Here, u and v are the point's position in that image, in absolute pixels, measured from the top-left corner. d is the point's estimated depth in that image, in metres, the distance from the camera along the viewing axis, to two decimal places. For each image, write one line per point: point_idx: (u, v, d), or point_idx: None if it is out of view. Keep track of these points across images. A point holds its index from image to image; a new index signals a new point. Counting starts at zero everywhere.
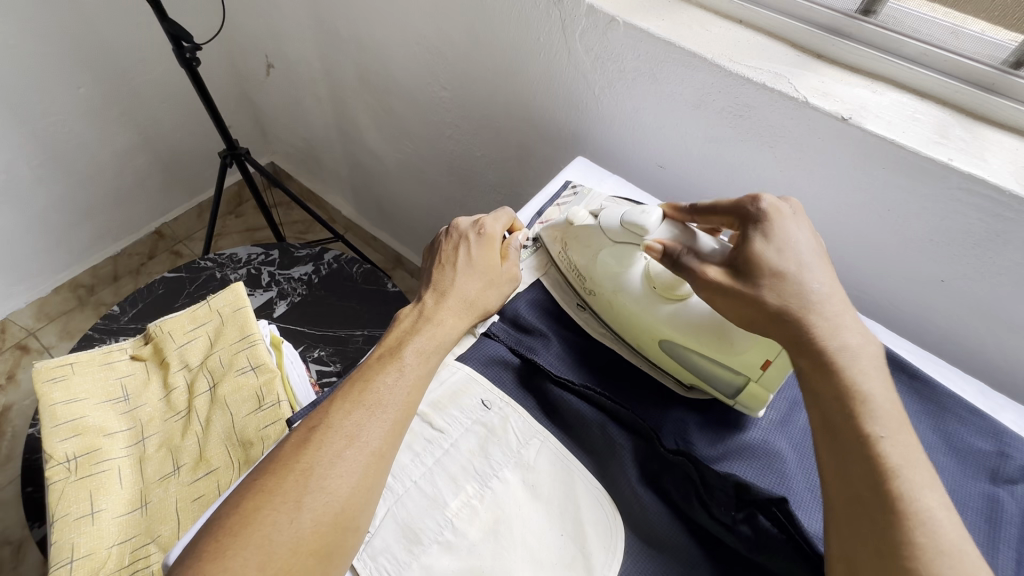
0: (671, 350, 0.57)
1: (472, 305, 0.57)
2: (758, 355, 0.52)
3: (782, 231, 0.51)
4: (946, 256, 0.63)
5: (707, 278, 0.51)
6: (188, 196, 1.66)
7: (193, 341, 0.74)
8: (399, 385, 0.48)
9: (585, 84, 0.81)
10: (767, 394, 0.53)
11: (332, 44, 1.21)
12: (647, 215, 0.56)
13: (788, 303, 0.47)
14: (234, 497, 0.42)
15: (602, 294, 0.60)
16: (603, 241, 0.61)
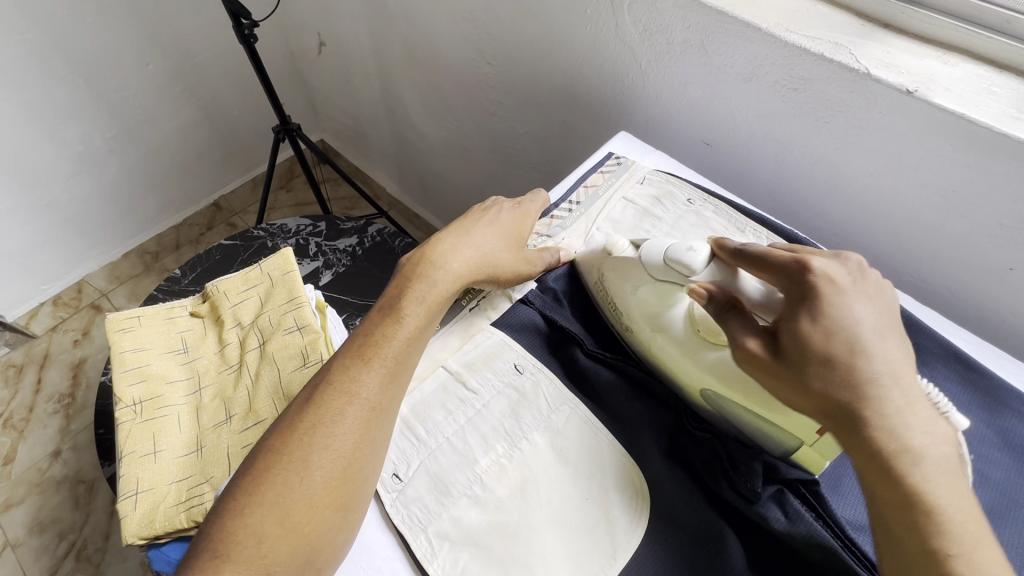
0: (719, 405, 0.50)
1: (475, 262, 0.57)
2: (807, 425, 0.44)
3: (839, 309, 0.41)
4: (1016, 242, 0.59)
5: (743, 349, 0.43)
6: (244, 170, 1.74)
7: (246, 301, 0.79)
8: (395, 343, 0.50)
9: (632, 58, 0.79)
10: (825, 459, 0.47)
11: (381, 21, 1.23)
12: (693, 250, 0.49)
13: (833, 394, 0.40)
14: (256, 454, 0.45)
15: (643, 335, 0.55)
16: (642, 277, 0.53)
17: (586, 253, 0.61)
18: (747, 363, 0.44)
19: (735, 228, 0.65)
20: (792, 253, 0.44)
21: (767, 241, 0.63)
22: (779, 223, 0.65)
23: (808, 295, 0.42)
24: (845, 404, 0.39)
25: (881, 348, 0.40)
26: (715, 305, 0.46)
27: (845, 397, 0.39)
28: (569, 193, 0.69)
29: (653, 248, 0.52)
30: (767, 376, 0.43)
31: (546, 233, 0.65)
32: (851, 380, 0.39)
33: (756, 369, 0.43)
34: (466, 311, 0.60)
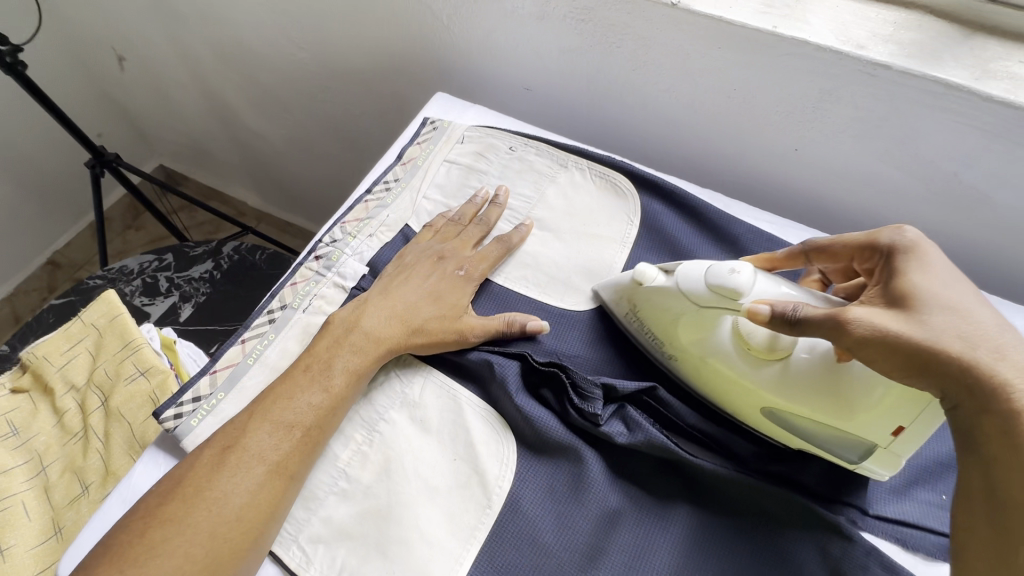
0: (780, 418, 0.48)
1: (426, 310, 0.53)
2: (886, 421, 0.43)
3: (932, 264, 0.44)
4: (794, 125, 0.66)
5: (859, 328, 0.40)
6: (75, 218, 1.54)
7: (73, 360, 0.70)
8: (320, 408, 0.47)
9: (435, 16, 0.78)
10: (900, 457, 0.45)
11: (177, 22, 1.11)
12: (738, 272, 0.46)
13: (973, 347, 0.38)
14: (141, 509, 0.43)
15: (689, 360, 0.51)
16: (682, 307, 0.49)
17: (607, 287, 0.55)
18: (865, 336, 0.40)
19: (559, 165, 0.66)
20: (862, 232, 0.49)
21: (588, 170, 0.66)
22: (595, 152, 0.68)
23: (905, 253, 0.45)
24: (986, 352, 0.38)
25: (982, 300, 0.42)
26: (785, 307, 0.44)
27: (980, 344, 0.38)
28: (388, 170, 0.65)
29: (691, 275, 0.48)
30: (891, 347, 0.40)
31: (367, 218, 0.61)
32: (975, 327, 0.39)
33: (877, 340, 0.40)
34: (299, 312, 0.55)
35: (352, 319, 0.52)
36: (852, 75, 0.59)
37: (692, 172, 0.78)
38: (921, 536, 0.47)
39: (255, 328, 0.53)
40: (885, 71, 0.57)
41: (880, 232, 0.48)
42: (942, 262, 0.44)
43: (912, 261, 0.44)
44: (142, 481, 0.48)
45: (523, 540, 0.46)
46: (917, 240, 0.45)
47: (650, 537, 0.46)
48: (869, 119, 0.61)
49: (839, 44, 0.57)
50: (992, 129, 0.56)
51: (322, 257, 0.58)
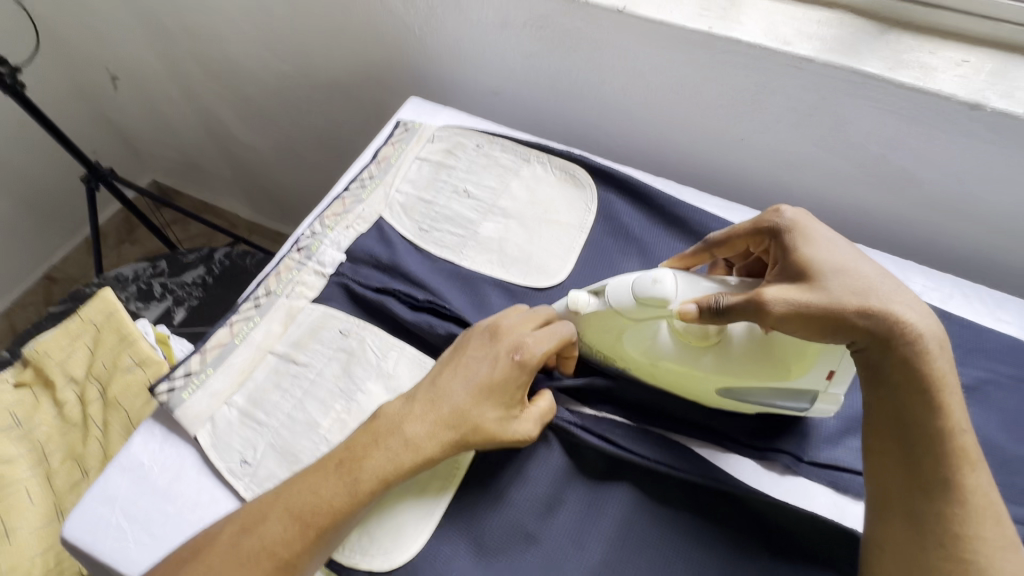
0: (739, 395, 0.51)
1: (474, 412, 0.47)
2: (821, 369, 0.48)
3: (814, 232, 0.47)
4: (736, 118, 0.72)
5: (779, 307, 0.42)
6: (70, 233, 1.59)
7: (72, 355, 0.74)
8: (338, 511, 0.44)
9: (408, 28, 0.85)
10: (838, 393, 0.50)
11: (167, 41, 1.17)
12: (660, 282, 0.48)
13: (866, 299, 0.41)
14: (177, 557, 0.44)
15: (638, 365, 0.53)
16: (617, 321, 0.51)
17: None
18: (784, 312, 0.42)
19: (522, 159, 0.72)
20: (750, 220, 0.52)
21: (549, 163, 0.72)
22: (555, 147, 0.74)
23: (790, 232, 0.47)
24: (877, 301, 0.41)
25: (860, 254, 0.45)
26: (709, 300, 0.46)
27: (871, 294, 0.41)
28: (364, 168, 0.71)
29: (619, 289, 0.50)
30: (807, 317, 0.42)
31: (344, 212, 0.66)
32: (860, 278, 0.43)
33: (794, 314, 0.42)
34: (282, 297, 0.59)
35: (398, 414, 0.48)
36: (781, 69, 0.65)
37: (653, 164, 0.84)
38: (851, 479, 0.52)
39: (242, 313, 0.58)
40: (810, 63, 0.63)
41: (763, 217, 0.51)
42: (819, 227, 0.47)
43: (798, 234, 0.47)
44: (141, 450, 0.52)
45: (490, 493, 0.50)
46: (796, 217, 0.48)
47: (604, 488, 0.51)
48: (801, 109, 0.67)
49: (767, 41, 0.64)
50: (908, 113, 0.62)
51: (303, 248, 0.63)
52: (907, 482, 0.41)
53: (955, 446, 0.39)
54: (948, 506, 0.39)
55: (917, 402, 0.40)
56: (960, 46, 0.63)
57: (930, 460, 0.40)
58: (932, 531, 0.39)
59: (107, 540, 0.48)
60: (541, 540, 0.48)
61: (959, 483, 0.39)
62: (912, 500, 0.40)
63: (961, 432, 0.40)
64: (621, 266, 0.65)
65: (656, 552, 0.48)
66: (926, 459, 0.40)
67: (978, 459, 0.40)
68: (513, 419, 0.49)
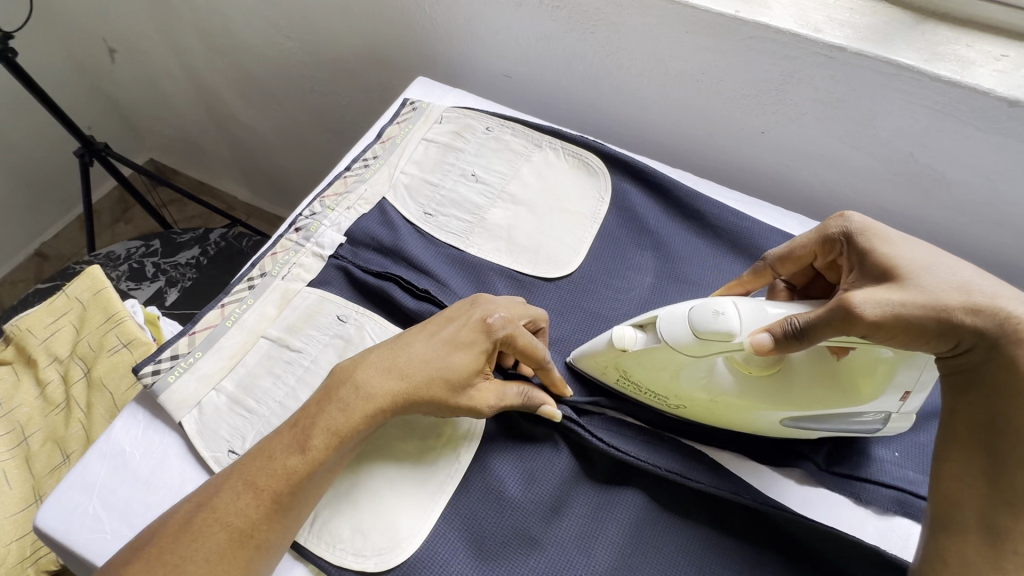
0: (807, 426, 0.48)
1: (430, 369, 0.45)
2: (898, 391, 0.46)
3: (886, 234, 0.44)
4: (759, 109, 0.69)
5: (877, 312, 0.38)
6: (63, 209, 1.55)
7: (56, 333, 0.71)
8: (292, 471, 0.42)
9: (418, 6, 0.81)
10: (911, 411, 0.49)
11: (167, 13, 1.13)
12: (723, 314, 0.43)
13: (969, 295, 0.38)
14: (142, 536, 0.42)
15: (698, 403, 0.49)
16: (673, 359, 0.46)
17: (585, 357, 0.52)
18: (880, 316, 0.38)
19: (534, 145, 0.69)
20: (812, 232, 0.49)
21: (562, 150, 0.68)
22: (570, 133, 0.70)
23: (861, 235, 0.45)
24: (982, 297, 0.38)
25: (938, 252, 0.42)
26: (783, 325, 0.41)
27: (973, 288, 0.38)
28: (369, 147, 0.68)
29: (672, 322, 0.45)
30: (904, 321, 0.38)
31: (346, 193, 0.63)
32: (953, 274, 0.39)
33: (891, 317, 0.38)
34: (277, 279, 0.56)
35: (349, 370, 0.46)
36: (810, 58, 0.62)
37: (667, 155, 0.81)
38: (875, 491, 0.49)
39: (234, 294, 0.55)
40: (842, 52, 0.60)
41: (827, 224, 0.48)
42: (891, 228, 0.45)
43: (871, 237, 0.44)
44: (122, 435, 0.49)
45: (491, 494, 0.47)
46: (865, 222, 0.46)
47: (613, 493, 0.48)
48: (829, 101, 0.64)
49: (797, 27, 0.61)
50: (942, 109, 0.59)
51: (302, 229, 0.60)
52: (988, 490, 0.38)
53: None
54: None
55: (1012, 408, 0.37)
56: (1000, 40, 0.60)
57: (1018, 470, 0.36)
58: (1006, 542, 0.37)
59: (82, 530, 0.45)
60: (544, 545, 0.46)
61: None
62: (991, 511, 0.37)
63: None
64: (636, 259, 0.62)
65: (666, 562, 0.46)
66: (1015, 469, 0.37)
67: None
68: (472, 379, 0.46)
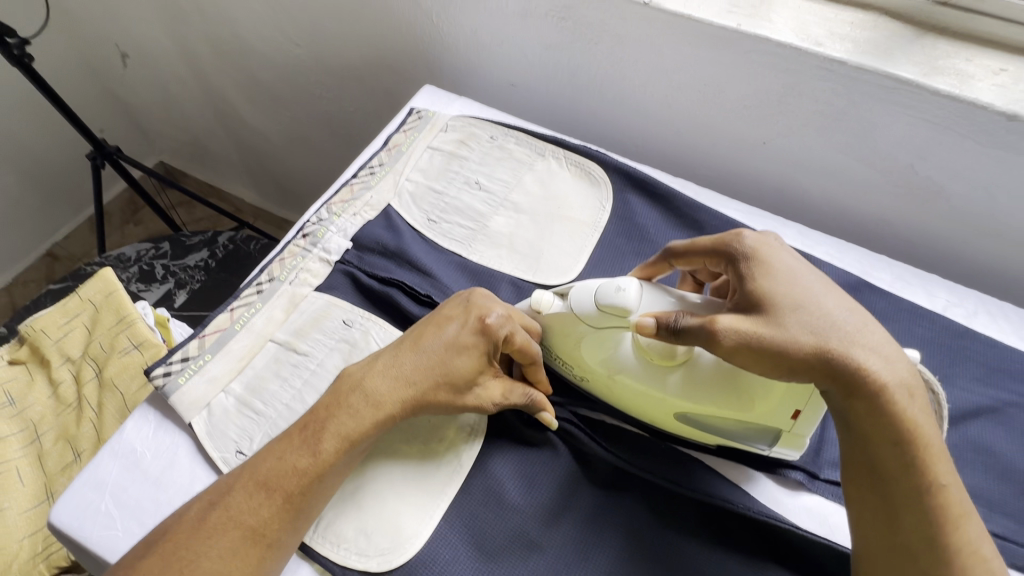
0: (693, 421, 0.48)
1: (434, 374, 0.47)
2: (783, 409, 0.45)
3: (774, 261, 0.44)
4: (760, 120, 0.70)
5: (732, 338, 0.41)
6: (75, 210, 1.57)
7: (69, 334, 0.73)
8: (305, 473, 0.43)
9: (425, 15, 0.83)
10: (804, 437, 0.47)
11: (179, 20, 1.15)
12: (624, 291, 0.46)
13: (824, 339, 0.40)
14: (154, 532, 0.43)
15: (596, 377, 0.50)
16: (578, 328, 0.49)
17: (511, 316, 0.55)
18: (734, 344, 0.41)
19: (537, 154, 0.70)
20: (713, 237, 0.48)
21: (564, 159, 0.70)
22: (572, 142, 0.71)
23: (750, 258, 0.45)
24: (836, 344, 0.40)
25: (828, 287, 0.43)
26: (669, 318, 0.44)
27: (831, 336, 0.40)
28: (375, 155, 0.69)
29: (582, 293, 0.48)
30: (758, 351, 0.40)
31: (352, 199, 0.64)
32: (827, 318, 0.41)
33: (744, 347, 0.41)
34: (285, 284, 0.58)
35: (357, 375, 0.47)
36: (810, 70, 0.63)
37: (670, 164, 0.82)
38: None
39: (243, 298, 0.56)
40: (842, 66, 0.61)
41: (726, 237, 0.47)
42: (785, 257, 0.44)
43: (759, 261, 0.44)
44: (133, 435, 0.51)
45: (491, 497, 0.48)
46: (756, 245, 0.45)
47: (610, 498, 0.49)
48: (830, 113, 0.65)
49: (797, 41, 0.62)
50: (941, 122, 0.60)
51: (309, 235, 0.61)
52: (887, 541, 0.40)
53: (937, 500, 0.39)
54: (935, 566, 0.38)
55: (893, 457, 0.39)
56: (999, 55, 0.61)
57: (912, 517, 0.39)
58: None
59: (95, 527, 0.46)
60: (543, 548, 0.46)
61: (944, 544, 0.38)
62: (891, 560, 0.39)
63: (942, 486, 0.39)
64: (636, 267, 0.63)
65: (663, 566, 0.46)
66: (906, 516, 0.39)
67: (968, 513, 0.39)
68: (476, 385, 0.48)
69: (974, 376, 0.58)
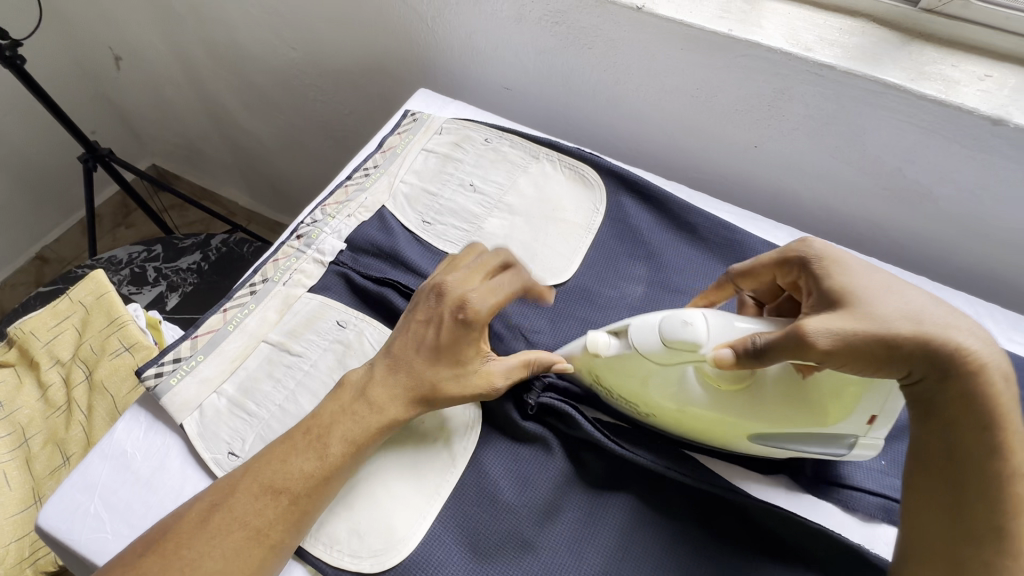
0: (775, 441, 0.47)
1: (430, 371, 0.48)
2: (863, 417, 0.45)
3: (847, 259, 0.45)
4: (751, 124, 0.71)
5: (825, 339, 0.39)
6: (66, 213, 1.56)
7: (59, 336, 0.72)
8: (310, 476, 0.44)
9: (420, 19, 0.83)
10: (879, 437, 0.48)
11: (173, 23, 1.15)
12: (692, 324, 0.43)
13: (919, 325, 0.40)
14: (151, 532, 0.43)
15: (666, 412, 0.48)
16: (644, 367, 0.46)
17: (565, 355, 0.52)
18: (832, 345, 0.39)
19: (531, 156, 0.71)
20: (773, 253, 0.49)
21: (559, 161, 0.70)
22: (566, 145, 0.72)
23: (820, 259, 0.45)
24: (932, 326, 0.40)
25: (896, 279, 0.44)
26: (746, 342, 0.42)
27: (923, 320, 0.40)
28: (370, 157, 0.69)
29: (645, 331, 0.46)
30: (852, 348, 0.39)
31: (347, 201, 0.64)
32: (915, 302, 0.41)
33: (842, 345, 0.39)
34: (279, 284, 0.57)
35: (359, 381, 0.49)
36: (801, 75, 0.64)
37: (662, 167, 0.83)
38: (863, 499, 0.50)
39: (236, 299, 0.56)
40: (830, 71, 0.62)
41: (790, 246, 0.49)
42: (852, 254, 0.45)
43: (831, 261, 0.45)
44: (123, 437, 0.50)
45: (484, 497, 0.48)
46: (823, 247, 0.46)
47: (604, 499, 0.49)
48: (819, 117, 0.66)
49: (787, 46, 0.63)
50: (928, 127, 0.61)
51: (303, 236, 0.61)
52: (950, 527, 0.39)
53: (1015, 492, 0.38)
54: (999, 557, 0.38)
55: (974, 444, 0.39)
56: (984, 61, 0.62)
57: (982, 506, 0.38)
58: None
59: (84, 530, 0.46)
60: (537, 548, 0.46)
61: (1008, 529, 0.38)
62: (958, 549, 0.39)
63: (1021, 474, 0.38)
64: (631, 269, 0.63)
65: (657, 566, 0.46)
66: (979, 500, 0.38)
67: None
68: (469, 375, 0.48)
69: None
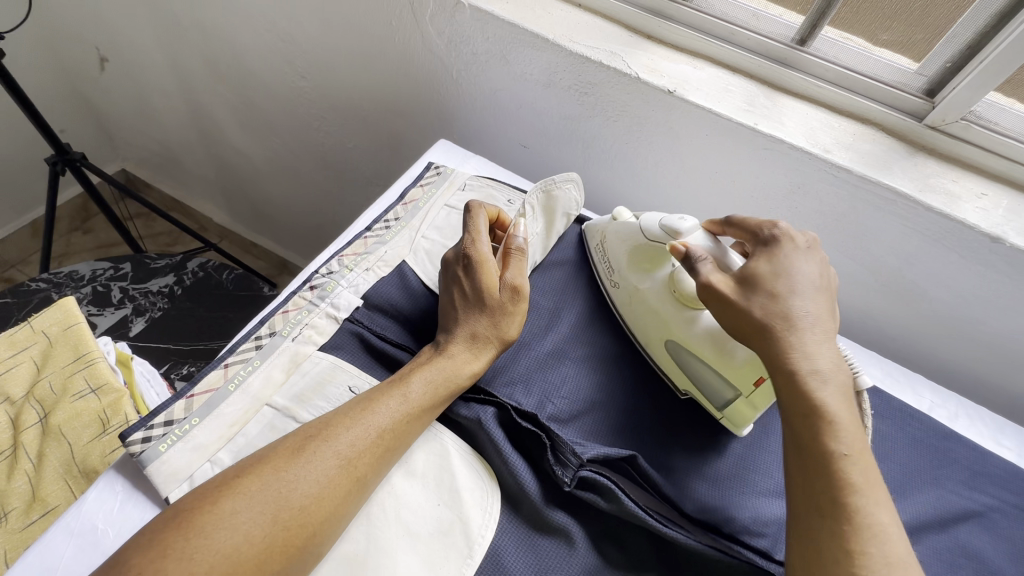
0: (679, 355, 0.58)
1: (472, 321, 0.53)
2: (750, 373, 0.52)
3: (787, 259, 0.51)
4: (762, 210, 0.74)
5: (710, 284, 0.51)
6: (19, 214, 1.43)
7: (13, 369, 0.64)
8: (364, 443, 0.44)
9: (445, 69, 0.83)
10: (755, 410, 0.54)
11: (173, 34, 1.09)
12: (685, 221, 0.56)
13: (774, 321, 0.47)
14: (171, 506, 0.39)
15: (626, 284, 0.63)
16: (635, 239, 0.62)
17: (594, 226, 0.69)
18: (714, 296, 0.50)
19: None
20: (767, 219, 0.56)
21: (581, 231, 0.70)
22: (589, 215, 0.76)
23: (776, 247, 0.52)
24: (791, 326, 0.47)
25: (818, 297, 0.49)
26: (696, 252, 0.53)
27: (784, 319, 0.47)
28: (390, 208, 0.67)
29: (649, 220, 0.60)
30: (724, 307, 0.50)
31: (365, 253, 0.61)
32: (789, 310, 0.47)
33: (717, 296, 0.50)
34: (287, 340, 0.53)
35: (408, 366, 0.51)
36: (818, 174, 0.66)
37: None
38: None
39: (239, 353, 0.52)
40: (846, 174, 0.65)
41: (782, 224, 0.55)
42: (799, 260, 0.51)
43: (772, 254, 0.52)
44: (92, 509, 0.44)
45: None
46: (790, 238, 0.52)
47: None
48: (830, 213, 0.70)
49: (806, 144, 0.65)
50: (930, 234, 0.65)
51: (317, 287, 0.57)
52: (807, 505, 0.41)
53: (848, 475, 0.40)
54: (841, 525, 0.39)
55: (804, 426, 0.43)
56: (981, 179, 0.67)
57: (822, 487, 0.40)
58: (831, 556, 0.38)
59: None
60: None
61: (844, 505, 0.39)
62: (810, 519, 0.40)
63: (844, 457, 0.41)
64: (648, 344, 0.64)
65: None
66: (821, 480, 0.41)
67: (873, 484, 0.40)
68: (501, 318, 0.53)
69: (959, 478, 0.60)
